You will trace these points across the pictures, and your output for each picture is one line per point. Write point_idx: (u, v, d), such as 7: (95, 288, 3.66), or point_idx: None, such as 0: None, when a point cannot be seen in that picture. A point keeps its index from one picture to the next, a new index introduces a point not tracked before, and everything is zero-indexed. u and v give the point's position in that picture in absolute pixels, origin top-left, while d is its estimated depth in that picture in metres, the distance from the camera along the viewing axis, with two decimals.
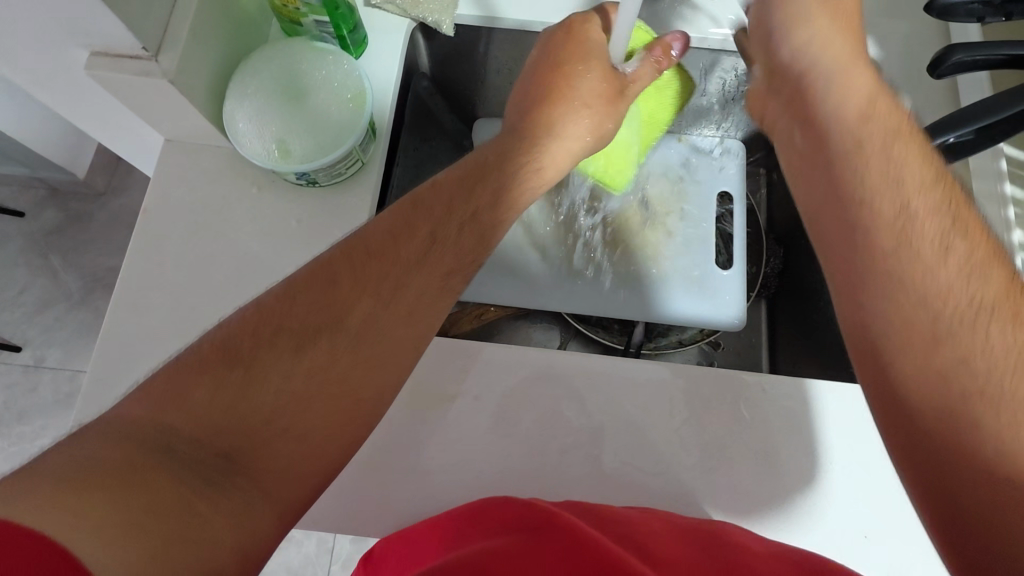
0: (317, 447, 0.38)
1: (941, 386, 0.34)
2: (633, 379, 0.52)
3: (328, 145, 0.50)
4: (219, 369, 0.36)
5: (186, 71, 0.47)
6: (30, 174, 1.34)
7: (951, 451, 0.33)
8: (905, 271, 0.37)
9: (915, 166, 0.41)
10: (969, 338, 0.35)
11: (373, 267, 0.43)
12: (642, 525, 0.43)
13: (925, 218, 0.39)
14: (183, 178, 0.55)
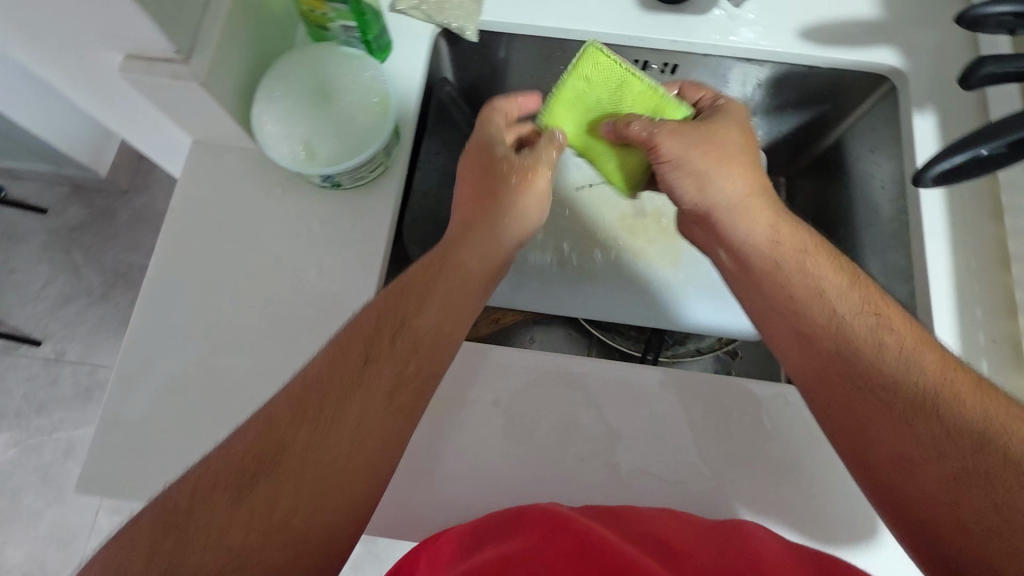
0: (338, 508, 0.41)
1: (899, 440, 0.41)
2: (652, 387, 0.52)
3: (353, 148, 0.50)
4: (213, 498, 0.38)
5: (217, 74, 0.47)
6: (56, 171, 1.37)
7: (918, 494, 0.40)
8: (845, 355, 0.45)
9: (830, 275, 0.48)
10: (908, 390, 0.42)
11: (341, 370, 0.44)
12: (658, 525, 0.43)
13: (854, 319, 0.45)
14: (210, 178, 0.55)
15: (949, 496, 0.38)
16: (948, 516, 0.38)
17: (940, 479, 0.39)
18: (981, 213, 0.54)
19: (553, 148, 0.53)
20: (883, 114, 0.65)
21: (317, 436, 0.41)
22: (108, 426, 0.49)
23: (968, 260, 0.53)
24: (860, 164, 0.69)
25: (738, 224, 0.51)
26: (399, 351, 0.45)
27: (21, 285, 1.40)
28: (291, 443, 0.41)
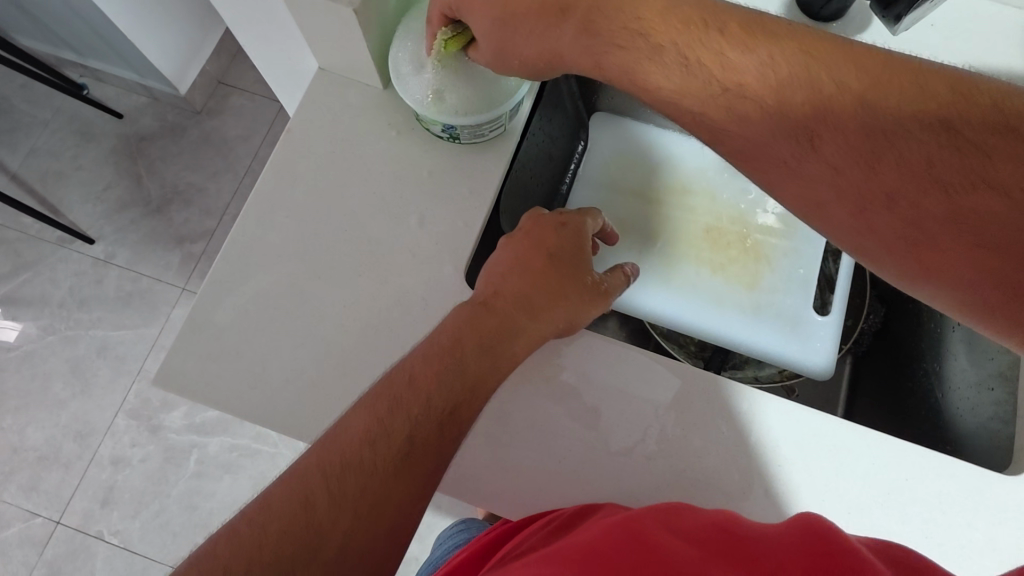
0: (406, 498, 0.41)
1: (918, 217, 0.38)
2: (729, 402, 0.51)
3: (476, 104, 0.50)
4: (292, 507, 0.38)
5: (369, 3, 0.47)
6: (140, 79, 1.40)
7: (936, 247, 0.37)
8: (853, 125, 0.39)
9: (834, 65, 0.39)
10: (923, 151, 0.37)
11: (412, 388, 0.43)
12: (731, 522, 0.40)
13: (875, 94, 0.39)
14: (329, 107, 0.56)
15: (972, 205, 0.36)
16: (996, 269, 0.36)
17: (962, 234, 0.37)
18: None
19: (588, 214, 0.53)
20: None
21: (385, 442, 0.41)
22: (193, 329, 0.50)
23: None
24: None
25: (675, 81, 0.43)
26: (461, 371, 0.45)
27: (87, 183, 1.44)
28: (355, 453, 0.40)
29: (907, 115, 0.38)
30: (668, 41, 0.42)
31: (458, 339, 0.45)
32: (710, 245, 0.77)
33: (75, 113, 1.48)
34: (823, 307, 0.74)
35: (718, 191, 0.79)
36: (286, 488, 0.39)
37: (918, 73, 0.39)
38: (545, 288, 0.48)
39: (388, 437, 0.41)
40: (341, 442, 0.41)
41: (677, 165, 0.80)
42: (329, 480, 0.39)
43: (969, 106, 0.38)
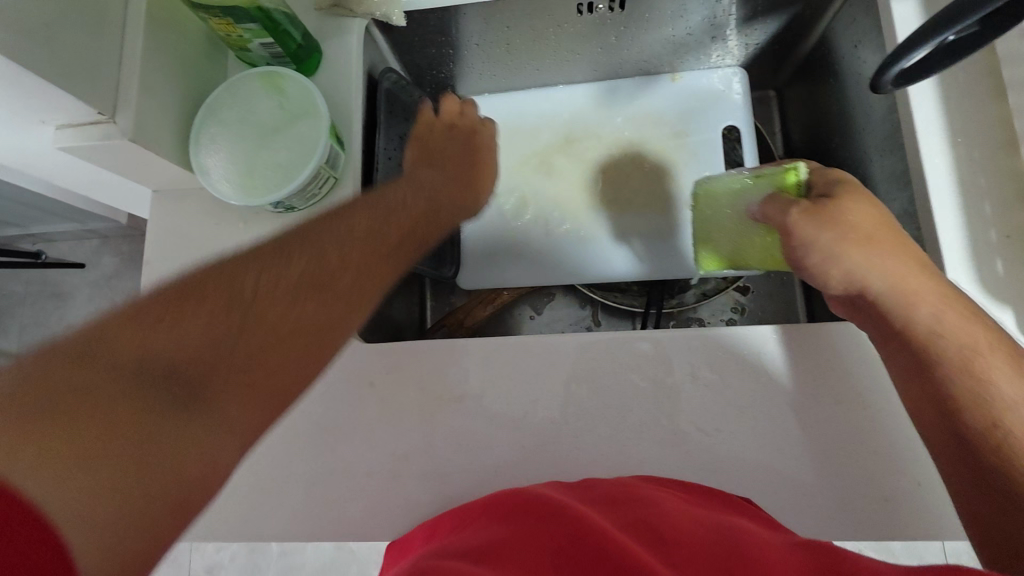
0: (288, 377, 0.36)
1: (939, 365, 0.41)
2: (639, 351, 0.51)
3: (294, 170, 0.50)
4: (193, 293, 0.34)
5: (145, 124, 0.47)
6: (83, 228, 1.43)
7: (972, 449, 0.38)
8: (904, 322, 0.42)
9: (892, 253, 0.43)
10: (961, 364, 0.40)
11: (357, 226, 0.44)
12: (656, 504, 0.41)
13: (926, 298, 0.42)
14: (173, 225, 0.56)
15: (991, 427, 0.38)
16: (967, 459, 0.38)
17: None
18: (978, 93, 0.48)
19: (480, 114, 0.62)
20: (860, 0, 0.58)
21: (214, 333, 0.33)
22: None
23: (970, 151, 0.47)
24: (847, 61, 0.63)
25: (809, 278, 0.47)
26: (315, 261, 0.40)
27: None
28: (182, 339, 0.32)
29: (935, 325, 0.41)
30: (805, 234, 0.44)
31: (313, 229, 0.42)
32: (611, 184, 0.73)
33: (44, 278, 1.53)
34: None
35: (601, 128, 0.75)
36: (180, 284, 0.35)
37: (948, 291, 0.42)
38: (433, 209, 0.53)
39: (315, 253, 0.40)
40: (210, 287, 0.35)
41: (552, 119, 0.76)
42: (138, 346, 0.31)
43: (971, 337, 0.40)
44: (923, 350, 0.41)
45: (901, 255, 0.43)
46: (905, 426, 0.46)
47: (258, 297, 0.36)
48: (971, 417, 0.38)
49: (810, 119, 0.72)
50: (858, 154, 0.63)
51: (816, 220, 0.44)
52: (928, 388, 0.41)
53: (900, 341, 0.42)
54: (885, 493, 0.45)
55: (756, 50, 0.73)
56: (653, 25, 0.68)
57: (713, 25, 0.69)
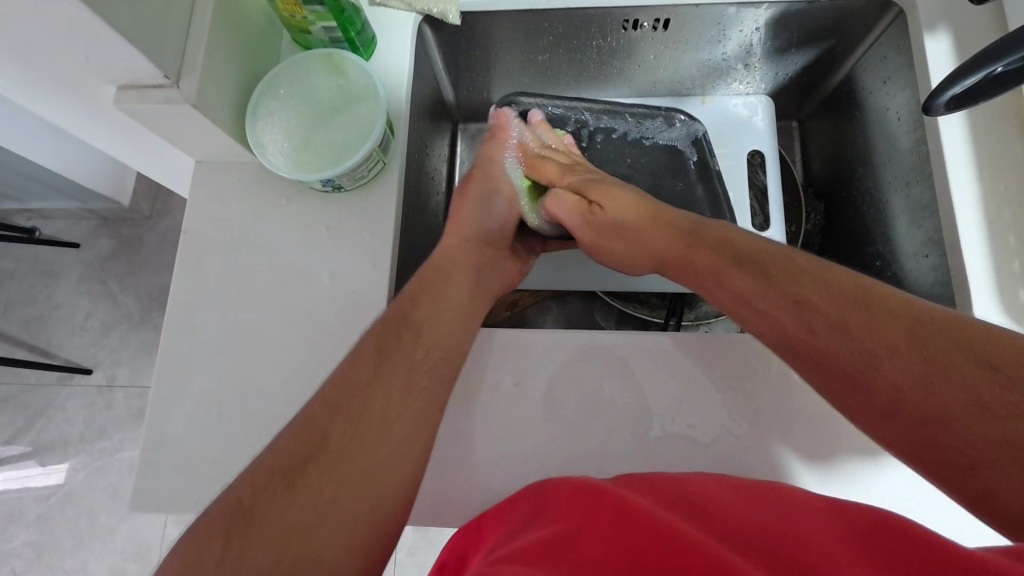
0: (418, 433, 0.45)
1: (772, 321, 0.45)
2: (669, 351, 0.53)
3: (349, 151, 0.52)
4: (389, 334, 0.48)
5: (207, 94, 0.48)
6: (81, 206, 1.28)
7: (853, 375, 0.40)
8: (722, 273, 0.49)
9: (636, 215, 0.55)
10: (795, 311, 0.44)
11: (439, 279, 0.54)
12: (695, 486, 0.43)
13: (704, 254, 0.50)
14: (216, 196, 0.57)
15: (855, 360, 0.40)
16: (860, 396, 0.40)
17: (915, 381, 0.38)
18: (1005, 133, 0.51)
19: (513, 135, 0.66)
20: (892, 39, 0.61)
21: (382, 404, 0.44)
22: (151, 446, 0.51)
23: (996, 185, 0.50)
24: (873, 97, 0.65)
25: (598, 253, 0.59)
26: (438, 343, 0.50)
27: (68, 320, 1.32)
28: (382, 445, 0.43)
29: (740, 274, 0.48)
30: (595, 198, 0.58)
31: (405, 301, 0.51)
32: None
33: (36, 256, 1.34)
34: (763, 222, 0.71)
35: None
36: (341, 383, 0.45)
37: (755, 245, 0.49)
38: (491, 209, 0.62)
39: (429, 332, 0.50)
40: (386, 331, 0.48)
41: None
42: (356, 467, 0.42)
43: (795, 279, 0.45)
44: (783, 293, 0.45)
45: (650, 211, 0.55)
46: None
47: (395, 398, 0.45)
48: (822, 351, 0.42)
49: (830, 151, 0.75)
50: (875, 190, 0.66)
51: (581, 217, 0.58)
52: (751, 315, 0.46)
53: (766, 294, 0.46)
54: (891, 493, 0.49)
55: (784, 82, 0.76)
56: (689, 47, 0.70)
57: (747, 52, 0.72)
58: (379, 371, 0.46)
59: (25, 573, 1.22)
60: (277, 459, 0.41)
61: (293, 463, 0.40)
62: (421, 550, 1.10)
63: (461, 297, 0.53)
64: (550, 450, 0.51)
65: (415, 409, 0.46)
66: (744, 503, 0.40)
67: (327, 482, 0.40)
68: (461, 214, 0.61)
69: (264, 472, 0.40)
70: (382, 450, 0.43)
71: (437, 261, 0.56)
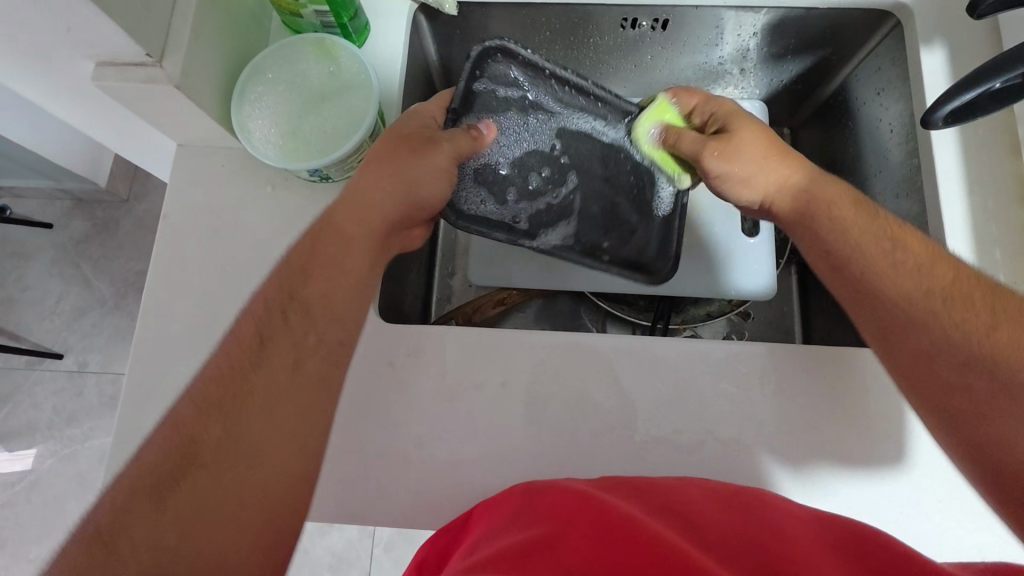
0: (304, 402, 0.42)
1: (898, 298, 0.44)
2: (658, 355, 0.53)
3: (338, 141, 0.51)
4: (272, 317, 0.43)
5: (192, 75, 0.46)
6: (54, 185, 1.23)
7: (954, 358, 0.41)
8: (825, 224, 0.48)
9: (767, 168, 0.51)
10: (900, 278, 0.44)
11: (327, 253, 0.45)
12: (680, 493, 0.43)
13: (849, 222, 0.47)
14: (198, 182, 0.55)
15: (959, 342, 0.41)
16: (969, 391, 0.40)
17: (991, 396, 0.39)
18: (995, 148, 0.52)
19: (465, 135, 0.51)
20: (889, 49, 0.62)
21: (256, 399, 0.40)
22: (123, 438, 0.49)
23: (985, 200, 0.51)
24: (866, 106, 0.65)
25: (734, 196, 0.53)
26: (330, 327, 0.44)
27: (37, 303, 1.27)
28: (260, 446, 0.40)
29: (857, 235, 0.46)
30: (739, 138, 0.51)
31: (297, 266, 0.44)
32: None
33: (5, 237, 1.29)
34: (753, 227, 0.70)
35: None
36: (213, 375, 0.41)
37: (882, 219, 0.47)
38: (390, 184, 0.47)
39: (311, 310, 0.44)
40: (272, 309, 0.43)
41: None
42: (234, 471, 0.39)
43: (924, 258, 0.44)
44: (850, 270, 0.46)
45: (775, 156, 0.51)
46: (896, 449, 0.50)
47: (277, 390, 0.41)
48: (936, 346, 0.41)
49: (819, 161, 0.75)
50: None
51: (699, 148, 0.53)
52: (843, 278, 0.47)
53: (832, 276, 0.47)
54: (871, 502, 0.49)
55: (779, 87, 0.75)
56: (686, 47, 0.70)
57: (743, 56, 0.71)
58: (256, 362, 0.41)
59: None
60: (139, 475, 0.37)
61: (152, 476, 0.37)
62: (399, 546, 1.09)
63: (361, 262, 0.45)
64: (535, 450, 0.51)
65: (298, 396, 0.42)
66: (729, 507, 0.41)
67: (194, 490, 0.38)
68: (375, 166, 0.47)
69: (129, 482, 0.37)
70: (260, 442, 0.40)
71: (339, 221, 0.46)
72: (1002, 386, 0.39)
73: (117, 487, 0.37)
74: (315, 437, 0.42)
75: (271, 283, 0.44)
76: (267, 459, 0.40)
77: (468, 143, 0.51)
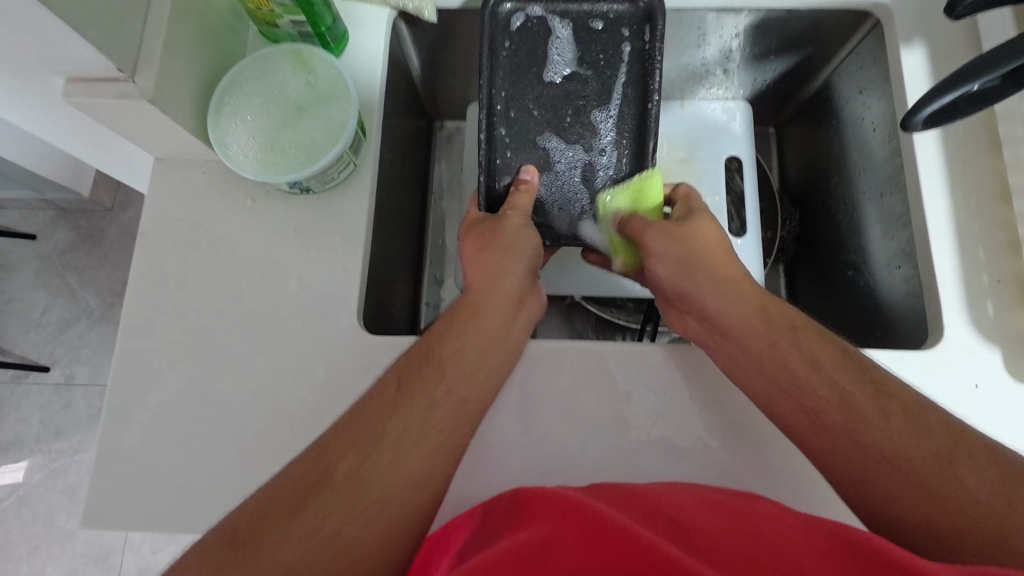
0: (425, 466, 0.41)
1: (772, 379, 0.45)
2: (646, 361, 0.53)
3: (318, 153, 0.50)
4: (419, 367, 0.45)
5: (166, 89, 0.45)
6: (37, 196, 1.21)
7: (888, 447, 0.39)
8: (723, 299, 0.50)
9: (705, 228, 0.54)
10: (806, 373, 0.44)
11: (464, 313, 0.49)
12: (669, 498, 0.43)
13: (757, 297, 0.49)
14: (176, 195, 0.54)
15: (869, 424, 0.40)
16: (914, 487, 0.38)
17: (910, 488, 0.38)
18: (975, 146, 0.52)
19: (522, 197, 0.56)
20: (869, 49, 0.62)
21: (394, 437, 0.41)
22: (105, 459, 0.49)
23: (967, 199, 0.51)
24: (849, 106, 0.66)
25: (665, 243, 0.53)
26: (463, 382, 0.45)
27: (22, 316, 1.25)
28: (385, 488, 0.39)
29: (731, 310, 0.49)
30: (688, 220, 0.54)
31: (425, 349, 0.47)
32: None
33: None
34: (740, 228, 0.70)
35: None
36: (345, 417, 0.42)
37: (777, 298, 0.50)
38: (511, 248, 0.53)
39: (445, 371, 0.45)
40: (416, 361, 0.46)
41: None
42: (341, 517, 0.37)
43: (813, 341, 0.46)
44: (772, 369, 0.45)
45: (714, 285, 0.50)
46: None
47: (400, 457, 0.40)
48: (873, 435, 0.40)
49: (805, 159, 0.75)
50: (849, 200, 0.66)
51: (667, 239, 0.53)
52: (733, 348, 0.48)
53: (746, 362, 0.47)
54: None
55: (763, 87, 0.75)
56: (668, 49, 0.70)
57: (726, 57, 0.71)
58: (398, 403, 0.43)
59: None
60: (253, 514, 0.37)
61: (272, 507, 0.37)
62: None
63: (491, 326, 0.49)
64: (525, 461, 0.51)
65: (429, 448, 0.42)
66: (718, 515, 0.40)
67: (295, 538, 0.36)
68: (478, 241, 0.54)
69: (244, 521, 0.37)
70: (398, 492, 0.40)
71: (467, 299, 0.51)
72: (939, 459, 0.38)
73: (231, 525, 0.37)
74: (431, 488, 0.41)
75: (414, 343, 0.48)
76: (391, 507, 0.39)
77: (522, 199, 0.56)
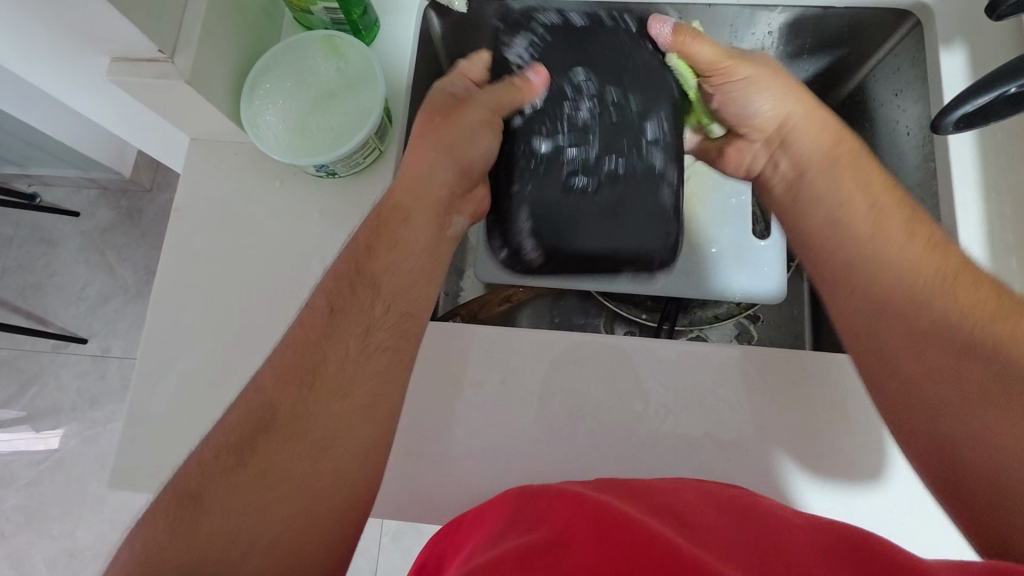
0: (367, 391, 0.44)
1: (899, 325, 0.43)
2: (657, 357, 0.53)
3: (346, 138, 0.52)
4: (346, 289, 0.47)
5: (203, 71, 0.47)
6: (83, 175, 1.26)
7: (975, 427, 0.37)
8: (841, 244, 0.48)
9: (811, 113, 0.55)
10: (928, 315, 0.42)
11: (388, 232, 0.49)
12: (675, 496, 0.43)
13: (925, 261, 0.44)
14: (209, 175, 0.56)
15: (991, 401, 0.37)
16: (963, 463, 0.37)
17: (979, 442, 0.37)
18: (1014, 152, 0.50)
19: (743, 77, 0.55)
20: (908, 51, 0.60)
21: (332, 368, 0.44)
22: (132, 424, 0.51)
23: (1002, 206, 0.49)
24: (883, 108, 0.64)
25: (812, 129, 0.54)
26: (397, 301, 0.48)
27: (64, 289, 1.31)
28: (335, 433, 0.42)
29: (919, 265, 0.44)
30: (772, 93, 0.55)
31: (349, 271, 0.48)
32: None
33: (34, 223, 1.33)
34: (764, 230, 0.70)
35: None
36: (286, 354, 0.45)
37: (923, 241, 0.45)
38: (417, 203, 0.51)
39: (368, 291, 0.47)
40: (341, 282, 0.48)
41: None
42: (290, 459, 0.40)
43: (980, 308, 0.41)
44: (911, 300, 0.43)
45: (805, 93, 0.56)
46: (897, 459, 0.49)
47: (336, 392, 0.43)
48: (1001, 394, 0.37)
49: None
50: None
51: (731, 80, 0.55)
52: (865, 297, 0.45)
53: (867, 295, 0.45)
54: (871, 513, 0.48)
55: None
56: None
57: None
58: (330, 331, 0.45)
59: (13, 537, 1.23)
60: (203, 462, 0.39)
61: (223, 442, 0.40)
62: (406, 535, 1.09)
63: (424, 233, 0.51)
64: (532, 450, 0.51)
65: (378, 370, 0.45)
66: (727, 513, 0.40)
67: (241, 484, 0.39)
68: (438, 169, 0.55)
69: (209, 452, 0.40)
70: (336, 412, 0.43)
71: (397, 195, 0.51)
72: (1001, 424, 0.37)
73: (178, 484, 0.39)
74: (374, 409, 0.44)
75: (340, 261, 0.49)
76: (341, 452, 0.42)
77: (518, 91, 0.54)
